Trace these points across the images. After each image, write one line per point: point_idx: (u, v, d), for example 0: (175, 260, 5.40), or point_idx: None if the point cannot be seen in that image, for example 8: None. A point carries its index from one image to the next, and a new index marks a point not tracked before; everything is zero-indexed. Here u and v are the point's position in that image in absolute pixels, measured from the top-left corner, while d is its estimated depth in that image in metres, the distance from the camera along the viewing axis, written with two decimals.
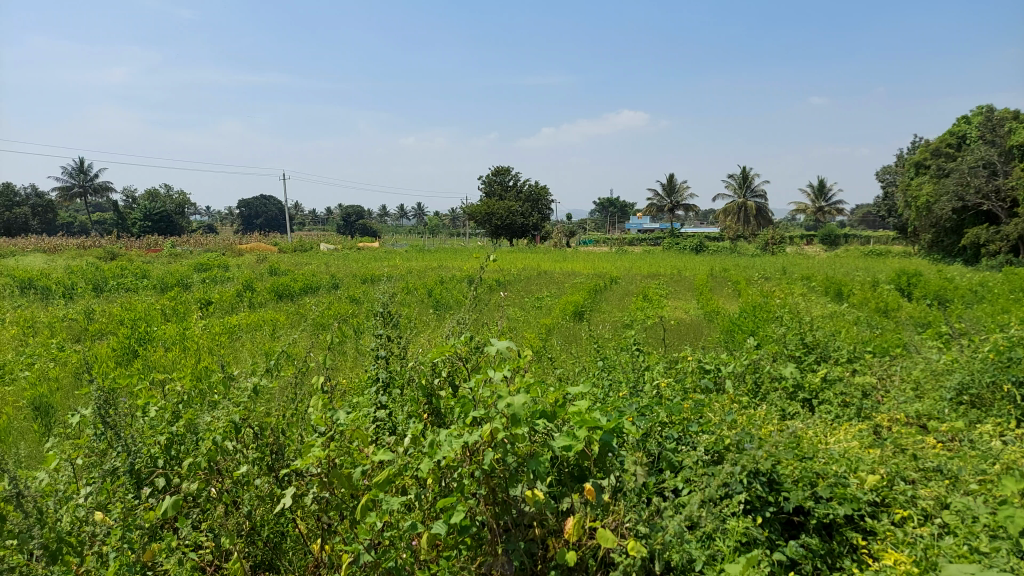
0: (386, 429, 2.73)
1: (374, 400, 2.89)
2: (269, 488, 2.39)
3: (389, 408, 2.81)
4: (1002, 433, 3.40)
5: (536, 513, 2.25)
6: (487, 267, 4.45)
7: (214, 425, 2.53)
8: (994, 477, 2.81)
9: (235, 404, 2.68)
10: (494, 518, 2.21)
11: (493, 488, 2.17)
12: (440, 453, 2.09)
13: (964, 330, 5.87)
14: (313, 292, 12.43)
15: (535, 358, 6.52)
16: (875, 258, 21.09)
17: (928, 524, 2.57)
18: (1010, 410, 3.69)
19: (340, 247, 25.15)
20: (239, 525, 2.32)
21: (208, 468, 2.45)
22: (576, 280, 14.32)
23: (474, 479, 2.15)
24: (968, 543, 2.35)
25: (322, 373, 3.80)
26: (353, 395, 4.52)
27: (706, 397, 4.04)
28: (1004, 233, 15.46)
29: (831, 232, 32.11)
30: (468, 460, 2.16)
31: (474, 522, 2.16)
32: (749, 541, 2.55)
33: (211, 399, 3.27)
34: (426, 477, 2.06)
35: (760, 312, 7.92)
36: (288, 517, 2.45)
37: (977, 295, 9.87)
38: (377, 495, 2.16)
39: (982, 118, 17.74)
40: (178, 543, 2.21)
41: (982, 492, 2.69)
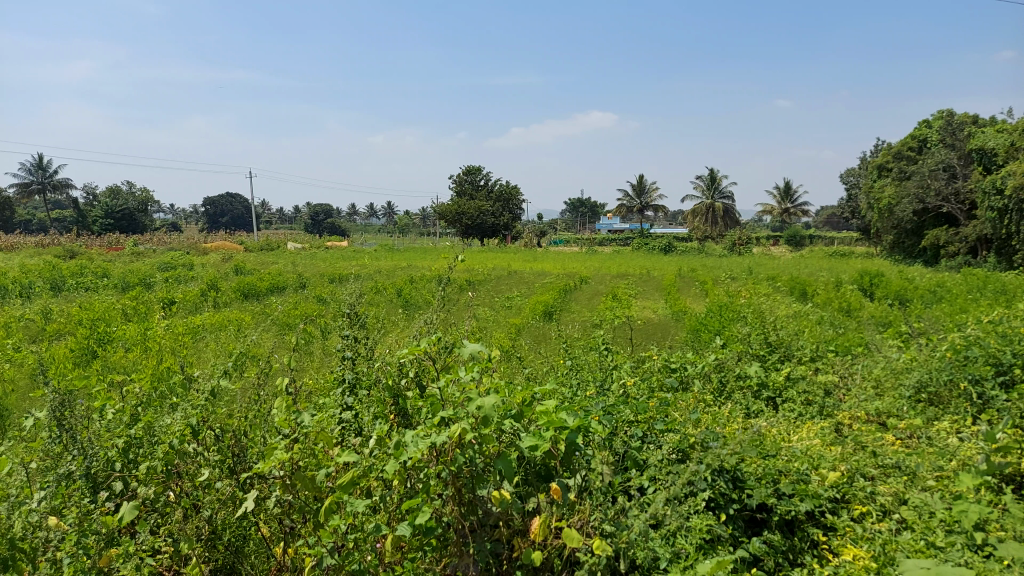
0: (352, 430, 2.69)
1: (340, 401, 2.85)
2: (231, 492, 2.33)
3: (355, 409, 2.77)
4: (959, 430, 3.49)
5: (503, 513, 2.22)
6: (454, 266, 4.41)
7: (172, 429, 2.48)
8: (951, 473, 2.88)
9: (194, 406, 2.63)
10: (461, 518, 2.17)
11: (460, 488, 2.15)
12: (405, 453, 2.06)
13: (922, 330, 6.01)
14: (280, 292, 12.28)
15: (504, 357, 6.52)
16: (839, 259, 21.56)
17: (887, 519, 2.62)
18: (966, 407, 3.77)
19: (308, 247, 24.86)
20: (200, 529, 2.24)
21: (166, 472, 2.39)
22: (544, 280, 14.35)
23: (441, 480, 2.12)
24: (924, 538, 2.40)
25: (288, 371, 3.76)
26: (318, 394, 4.50)
27: (672, 396, 4.09)
28: (963, 236, 15.90)
29: (797, 232, 32.61)
30: (435, 460, 2.14)
31: (440, 522, 2.14)
32: (713, 538, 2.57)
33: (171, 401, 3.21)
34: (392, 477, 2.02)
35: (726, 312, 8.03)
36: (251, 521, 2.40)
37: (936, 295, 10.11)
38: (342, 497, 2.11)
39: (942, 122, 17.85)
40: (135, 549, 2.10)
41: (938, 489, 2.76)
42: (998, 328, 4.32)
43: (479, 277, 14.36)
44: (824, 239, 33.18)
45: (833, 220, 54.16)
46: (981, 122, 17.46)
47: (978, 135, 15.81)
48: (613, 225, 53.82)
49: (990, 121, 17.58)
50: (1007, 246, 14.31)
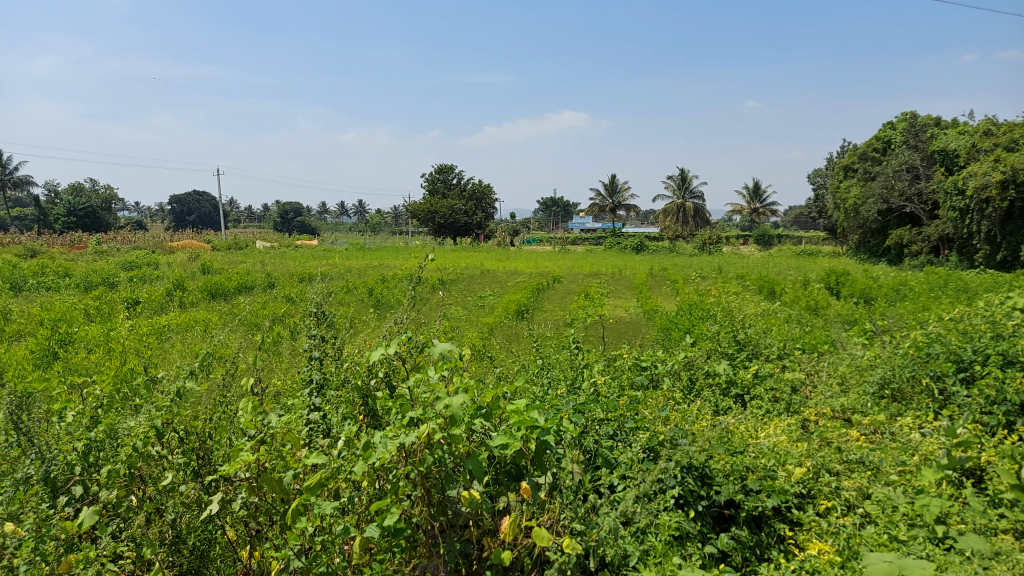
0: (320, 432, 2.69)
1: (308, 403, 2.85)
2: (197, 495, 2.30)
3: (323, 411, 2.77)
4: (921, 425, 3.55)
5: (473, 513, 2.19)
6: (424, 265, 4.39)
7: (135, 431, 2.40)
8: (913, 468, 2.94)
9: (157, 408, 2.57)
10: (430, 519, 2.13)
11: (429, 489, 2.11)
12: (373, 454, 2.02)
13: (886, 327, 6.12)
14: (248, 291, 12.09)
15: (475, 357, 6.49)
16: (807, 258, 21.91)
17: (851, 514, 2.65)
18: (929, 403, 3.84)
19: (277, 246, 24.57)
20: (162, 533, 2.18)
21: (128, 476, 2.32)
22: (517, 279, 14.35)
23: (410, 480, 2.08)
24: (888, 532, 2.44)
25: (255, 371, 3.69)
26: (286, 395, 4.44)
27: (642, 394, 4.12)
28: (925, 235, 16.26)
29: (766, 232, 33.04)
30: (404, 461, 2.10)
31: (409, 524, 2.11)
32: (682, 535, 2.57)
33: (133, 403, 3.15)
34: (361, 478, 1.98)
35: (695, 310, 8.10)
36: (216, 524, 2.34)
37: (900, 294, 10.31)
38: (308, 499, 2.08)
39: (906, 124, 18.23)
40: (96, 554, 2.03)
41: (901, 483, 2.81)
42: (959, 324, 4.41)
43: (451, 276, 14.30)
44: (791, 238, 33.70)
45: (801, 221, 55.01)
46: (943, 124, 17.87)
47: (940, 137, 16.16)
48: (585, 224, 54.02)
49: (952, 123, 17.98)
50: (968, 246, 14.65)
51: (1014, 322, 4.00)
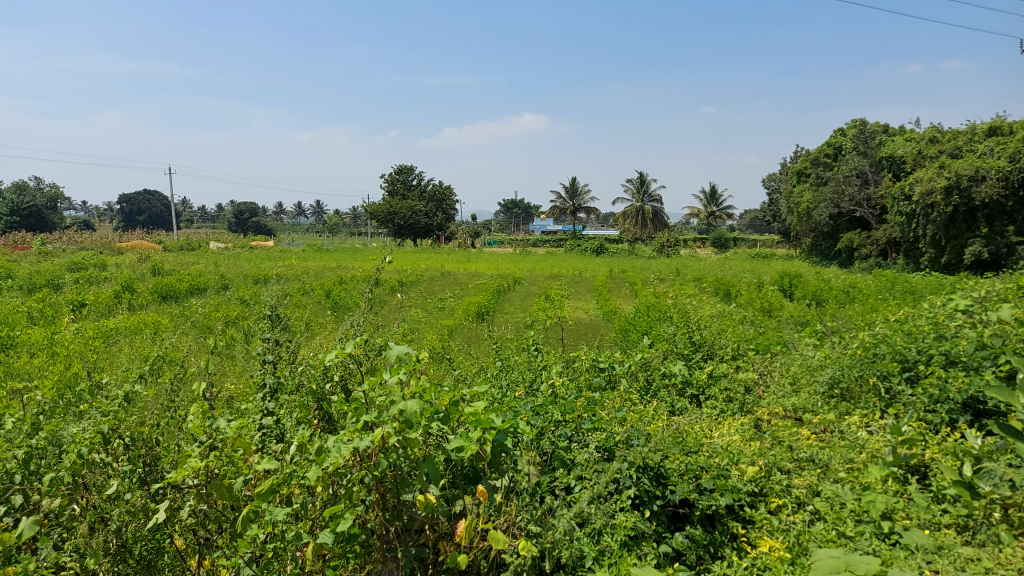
0: (273, 436, 2.61)
1: (261, 407, 2.78)
2: (143, 503, 2.18)
3: (277, 415, 2.71)
4: (868, 423, 3.65)
5: (428, 517, 2.15)
6: (382, 267, 4.36)
7: (80, 437, 2.32)
8: (860, 465, 3.02)
9: (103, 414, 2.46)
10: (384, 525, 2.10)
11: (383, 494, 2.06)
12: (327, 460, 1.96)
13: (835, 329, 6.28)
14: (201, 293, 11.82)
15: (433, 359, 6.45)
16: (760, 260, 22.38)
17: (801, 511, 2.71)
18: (876, 402, 3.95)
19: (232, 247, 24.09)
20: (106, 542, 2.06)
21: (72, 484, 2.21)
22: (478, 281, 14.35)
23: (364, 485, 2.03)
24: (836, 528, 2.50)
25: (205, 375, 3.60)
26: (240, 400, 4.35)
27: (599, 395, 4.15)
28: (874, 239, 16.74)
29: (722, 235, 33.66)
30: (358, 465, 2.04)
31: (363, 529, 2.07)
32: (637, 535, 2.57)
33: (76, 410, 3.03)
34: (314, 484, 1.93)
35: (653, 312, 8.20)
36: (164, 532, 2.24)
37: (850, 296, 10.60)
38: (259, 506, 2.04)
39: (856, 131, 18.76)
40: (37, 566, 1.93)
41: (849, 480, 2.88)
42: (904, 325, 4.54)
43: (411, 278, 14.21)
44: (746, 241, 34.42)
45: (755, 225, 56.27)
46: (891, 131, 18.45)
47: (888, 143, 16.67)
48: (545, 227, 54.29)
49: (898, 131, 18.56)
50: (914, 249, 15.15)
51: (956, 323, 4.14)
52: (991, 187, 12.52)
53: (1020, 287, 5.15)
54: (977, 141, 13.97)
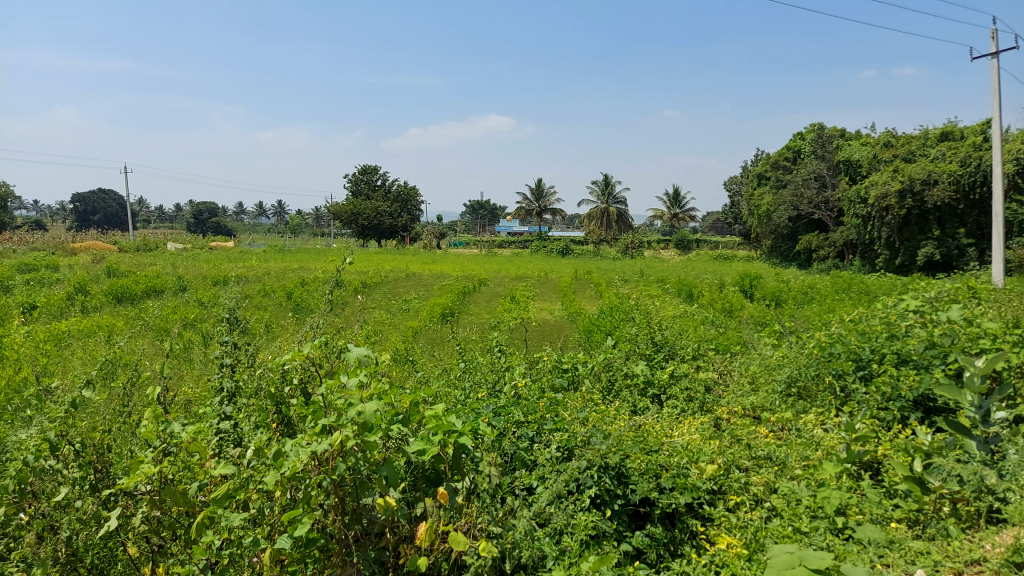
0: (230, 441, 2.58)
1: (217, 411, 2.74)
2: (95, 510, 2.12)
3: (234, 419, 2.67)
4: (823, 421, 3.74)
5: (389, 520, 2.13)
6: (343, 268, 4.30)
7: (25, 443, 2.23)
8: (816, 463, 3.09)
9: (50, 420, 2.39)
10: (344, 529, 2.05)
11: (343, 498, 2.02)
12: (285, 464, 1.94)
13: (793, 329, 6.40)
14: (157, 295, 11.54)
15: (395, 361, 6.38)
16: (722, 262, 22.69)
17: (759, 508, 2.76)
18: (831, 401, 4.03)
19: (189, 247, 23.59)
20: (56, 552, 2.00)
21: (18, 492, 2.14)
22: (443, 282, 14.29)
23: (323, 489, 1.99)
24: (791, 524, 2.55)
25: (159, 379, 3.51)
26: (196, 404, 4.26)
27: (561, 396, 4.16)
28: (832, 240, 17.12)
29: (684, 237, 34.08)
30: (316, 469, 2.00)
31: (322, 534, 2.03)
32: (598, 534, 2.59)
33: (22, 415, 2.93)
34: (271, 488, 1.90)
35: (616, 313, 8.26)
36: (116, 541, 2.18)
37: (808, 296, 10.83)
38: (215, 511, 2.00)
39: (814, 135, 19.15)
40: None
41: (805, 477, 2.96)
42: (858, 325, 4.63)
43: (374, 279, 14.08)
44: (708, 244, 34.90)
45: (717, 227, 57.12)
46: (848, 135, 18.87)
47: (845, 148, 17.06)
48: (511, 227, 54.34)
49: (854, 135, 19.00)
50: (869, 251, 15.52)
51: (907, 323, 4.24)
52: (943, 191, 12.87)
53: (968, 287, 5.32)
54: (929, 145, 14.37)
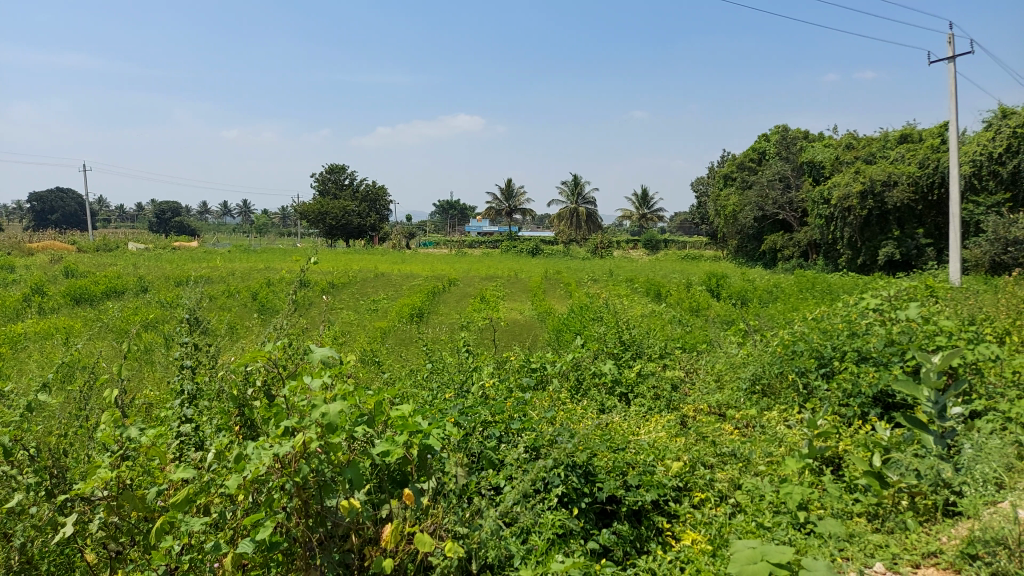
0: (191, 444, 2.52)
1: (178, 414, 2.69)
2: (50, 516, 2.05)
3: (195, 421, 2.62)
4: (786, 418, 3.80)
5: (353, 522, 2.10)
6: (307, 268, 4.24)
7: None
8: (779, 458, 3.14)
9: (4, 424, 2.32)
10: (308, 532, 2.02)
11: (306, 500, 1.98)
12: (247, 467, 1.90)
13: (758, 327, 6.49)
14: (118, 296, 11.28)
15: (362, 361, 6.32)
16: (690, 262, 22.92)
17: (723, 504, 2.79)
18: (794, 398, 4.10)
19: (152, 247, 23.15)
20: (8, 560, 1.95)
21: None
22: (412, 282, 14.20)
23: (285, 492, 1.96)
24: (755, 520, 2.57)
25: (118, 381, 3.43)
26: (158, 407, 4.18)
27: (528, 395, 4.17)
28: (796, 240, 17.42)
29: (653, 237, 34.38)
30: (279, 471, 1.96)
31: (286, 537, 1.99)
32: (565, 533, 2.58)
33: None
34: (232, 492, 1.87)
35: (585, 312, 8.29)
36: (73, 548, 2.11)
37: (772, 295, 11.00)
38: (175, 516, 1.95)
39: (779, 136, 19.44)
40: None
41: (768, 473, 3.01)
42: (820, 323, 4.70)
43: (342, 279, 13.95)
44: (677, 244, 35.24)
45: (685, 227, 57.71)
46: (812, 137, 19.19)
47: (809, 149, 17.34)
48: (481, 227, 54.24)
49: (817, 137, 19.35)
50: (832, 251, 15.81)
51: (867, 321, 4.32)
52: (903, 192, 13.16)
53: (926, 286, 5.44)
54: (889, 147, 14.70)
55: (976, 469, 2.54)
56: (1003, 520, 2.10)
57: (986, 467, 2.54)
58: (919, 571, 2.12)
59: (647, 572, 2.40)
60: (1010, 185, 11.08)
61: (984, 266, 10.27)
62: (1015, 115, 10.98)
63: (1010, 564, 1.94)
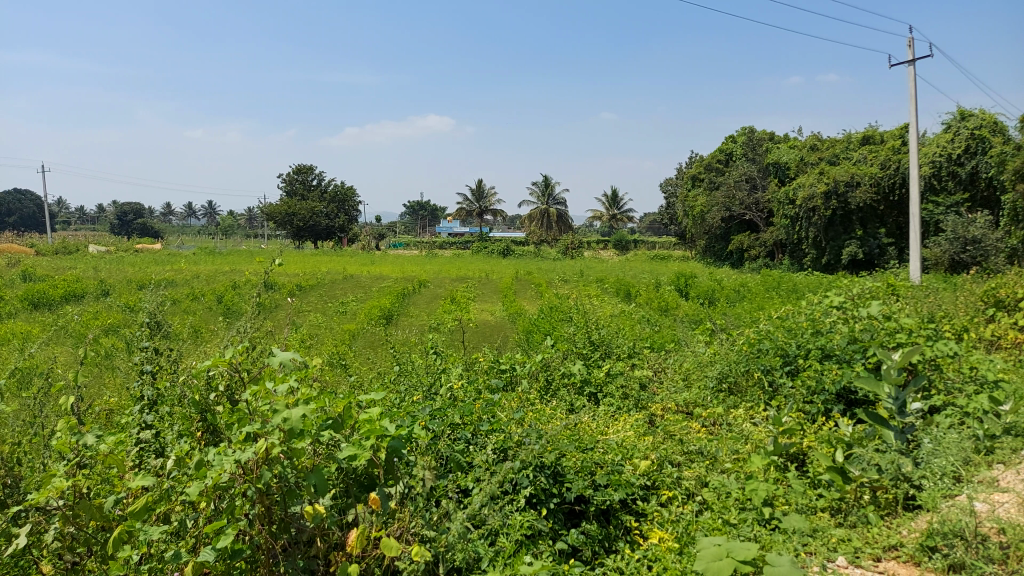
0: (152, 451, 2.45)
1: (138, 420, 2.60)
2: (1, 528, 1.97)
3: (156, 427, 2.54)
4: (752, 416, 3.86)
5: (318, 528, 2.05)
6: (271, 270, 4.16)
7: None
8: (746, 456, 3.17)
9: None
10: (271, 539, 1.97)
11: (269, 507, 1.94)
12: (208, 474, 1.85)
13: (724, 326, 6.55)
14: (78, 300, 11.00)
15: (328, 363, 6.23)
16: (660, 262, 23.10)
17: (691, 501, 2.80)
18: (760, 396, 4.15)
19: (114, 249, 22.62)
20: None
21: None
22: (382, 284, 14.09)
23: (248, 498, 1.90)
24: (721, 517, 2.59)
25: (74, 387, 3.32)
26: (118, 414, 4.06)
27: (496, 396, 4.15)
28: (762, 240, 17.67)
29: (623, 237, 34.59)
30: (240, 478, 1.90)
31: (248, 544, 1.94)
32: (534, 534, 2.56)
33: None
34: (194, 499, 1.81)
35: (554, 313, 8.29)
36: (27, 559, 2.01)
37: (739, 294, 11.14)
38: (133, 526, 1.88)
39: (746, 137, 19.70)
40: None
41: (734, 470, 3.03)
42: (785, 321, 4.75)
43: (310, 281, 13.78)
44: (646, 244, 35.55)
45: (654, 228, 58.11)
46: (777, 139, 19.50)
47: (775, 151, 17.60)
48: (450, 228, 53.99)
49: (783, 139, 19.66)
50: (797, 250, 16.08)
51: (831, 319, 4.38)
52: (865, 193, 13.44)
53: (887, 284, 5.54)
54: (852, 149, 15.01)
55: (935, 463, 2.59)
56: (961, 513, 2.16)
57: (944, 461, 2.59)
58: (881, 565, 2.15)
59: (615, 571, 2.39)
60: (968, 186, 11.37)
61: (943, 265, 10.48)
62: (972, 117, 11.29)
63: (966, 555, 1.99)
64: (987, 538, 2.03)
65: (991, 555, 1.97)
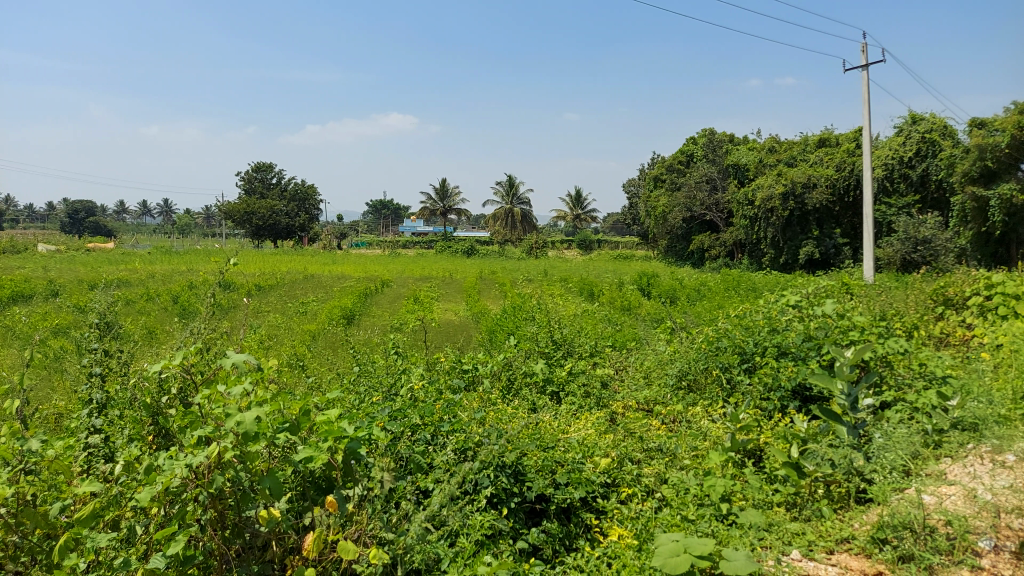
0: (101, 456, 2.36)
1: (86, 424, 2.50)
2: None
3: (106, 432, 2.45)
4: (709, 413, 3.91)
5: (273, 532, 2.00)
6: (227, 270, 4.06)
7: None
8: (704, 452, 3.22)
9: None
10: (225, 543, 1.91)
11: (223, 511, 1.88)
12: (158, 479, 1.78)
13: (684, 325, 6.62)
14: (25, 301, 10.61)
15: (286, 365, 6.12)
16: (623, 262, 23.27)
17: (650, 499, 2.82)
18: (718, 393, 4.20)
19: (65, 249, 21.92)
20: None
21: None
22: (343, 284, 13.92)
23: (200, 503, 1.84)
24: (680, 513, 2.60)
25: (18, 391, 3.19)
26: (65, 417, 3.93)
27: (457, 396, 4.11)
28: (722, 240, 17.93)
29: (586, 237, 34.78)
30: (192, 483, 1.84)
31: (201, 550, 1.87)
32: (494, 534, 2.54)
33: None
34: (143, 505, 1.75)
35: (516, 313, 8.28)
36: None
37: (700, 293, 11.26)
38: (81, 533, 1.81)
39: (707, 139, 19.98)
40: None
41: (693, 467, 3.06)
42: (743, 319, 4.82)
43: (270, 281, 13.53)
44: (609, 244, 35.79)
45: (618, 227, 58.53)
46: (737, 141, 19.83)
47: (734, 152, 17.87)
48: (414, 227, 53.57)
49: (742, 141, 19.98)
50: (756, 250, 16.36)
51: (786, 317, 4.46)
52: (822, 194, 13.78)
53: (842, 283, 5.64)
54: (809, 151, 15.46)
55: (884, 457, 2.68)
56: (910, 506, 2.21)
57: (893, 455, 2.69)
58: (834, 557, 2.18)
59: (575, 569, 2.40)
60: (919, 188, 11.73)
61: (896, 264, 10.73)
62: (923, 121, 11.61)
63: (915, 547, 2.04)
64: (934, 530, 2.09)
65: (938, 546, 2.02)
